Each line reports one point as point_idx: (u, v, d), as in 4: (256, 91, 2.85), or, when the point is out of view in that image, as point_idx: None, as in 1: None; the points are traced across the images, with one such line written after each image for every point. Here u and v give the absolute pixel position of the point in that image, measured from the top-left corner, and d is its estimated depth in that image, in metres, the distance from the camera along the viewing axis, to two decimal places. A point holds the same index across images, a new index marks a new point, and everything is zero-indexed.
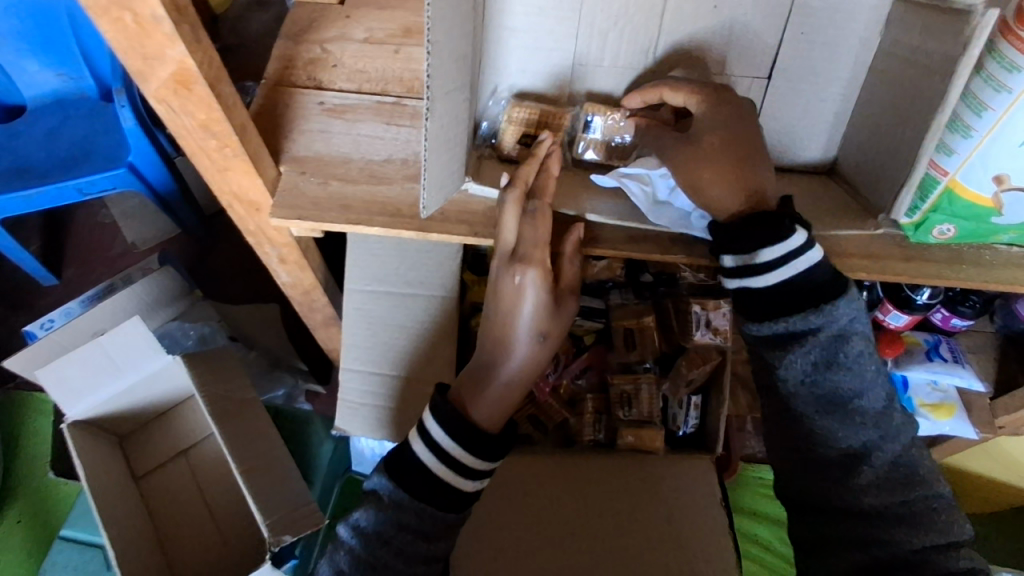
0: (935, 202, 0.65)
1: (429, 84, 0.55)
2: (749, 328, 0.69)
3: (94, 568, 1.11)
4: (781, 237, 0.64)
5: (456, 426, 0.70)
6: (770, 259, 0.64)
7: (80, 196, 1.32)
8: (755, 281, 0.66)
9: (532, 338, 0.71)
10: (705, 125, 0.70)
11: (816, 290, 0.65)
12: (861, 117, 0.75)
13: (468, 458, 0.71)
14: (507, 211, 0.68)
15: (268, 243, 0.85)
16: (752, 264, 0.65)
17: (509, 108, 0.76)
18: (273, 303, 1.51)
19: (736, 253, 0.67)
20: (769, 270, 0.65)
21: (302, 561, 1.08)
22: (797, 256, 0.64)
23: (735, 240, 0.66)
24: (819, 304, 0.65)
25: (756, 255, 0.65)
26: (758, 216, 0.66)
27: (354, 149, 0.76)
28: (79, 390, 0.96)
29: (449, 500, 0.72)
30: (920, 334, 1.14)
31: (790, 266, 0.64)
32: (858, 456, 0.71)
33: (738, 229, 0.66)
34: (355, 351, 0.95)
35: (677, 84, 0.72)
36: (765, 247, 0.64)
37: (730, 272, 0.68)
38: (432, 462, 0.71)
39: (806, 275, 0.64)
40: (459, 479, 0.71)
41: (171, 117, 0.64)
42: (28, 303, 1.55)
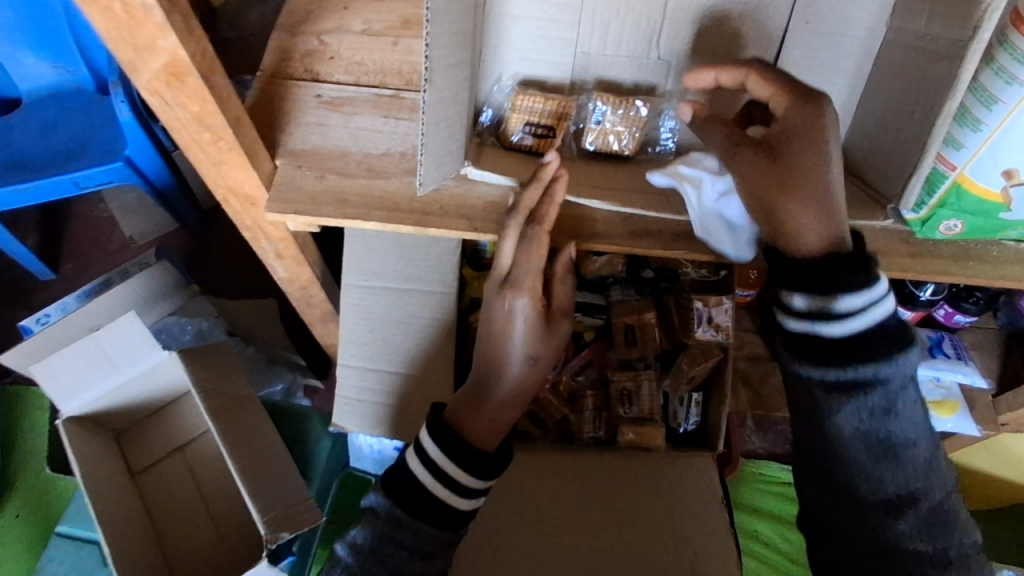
0: (943, 197, 0.64)
1: (428, 55, 0.54)
2: (800, 370, 0.64)
3: (90, 565, 1.10)
4: (863, 286, 0.59)
5: (451, 443, 0.71)
6: (849, 309, 0.60)
7: (76, 190, 1.30)
8: (826, 327, 0.61)
9: (524, 362, 0.72)
10: (785, 127, 0.62)
11: (887, 342, 0.61)
12: (867, 110, 0.74)
13: (466, 478, 0.71)
14: (506, 236, 0.67)
15: (264, 238, 0.83)
16: (828, 309, 0.60)
17: (513, 95, 0.72)
18: (271, 298, 1.50)
19: (807, 295, 0.61)
20: (847, 318, 0.60)
21: (299, 557, 1.07)
22: (873, 310, 0.60)
23: (809, 282, 0.61)
24: (889, 355, 0.61)
25: (835, 303, 0.60)
26: (838, 260, 0.60)
27: (352, 142, 0.75)
28: (76, 386, 0.96)
29: (445, 519, 0.72)
30: (923, 331, 1.12)
31: (868, 318, 0.60)
32: (900, 502, 0.65)
33: (812, 273, 0.61)
34: (352, 347, 0.94)
35: (766, 73, 0.63)
36: (846, 293, 0.59)
37: (795, 313, 0.62)
38: (430, 481, 0.71)
39: (879, 327, 0.61)
40: (455, 499, 0.71)
41: (164, 110, 0.63)
42: (25, 297, 1.54)
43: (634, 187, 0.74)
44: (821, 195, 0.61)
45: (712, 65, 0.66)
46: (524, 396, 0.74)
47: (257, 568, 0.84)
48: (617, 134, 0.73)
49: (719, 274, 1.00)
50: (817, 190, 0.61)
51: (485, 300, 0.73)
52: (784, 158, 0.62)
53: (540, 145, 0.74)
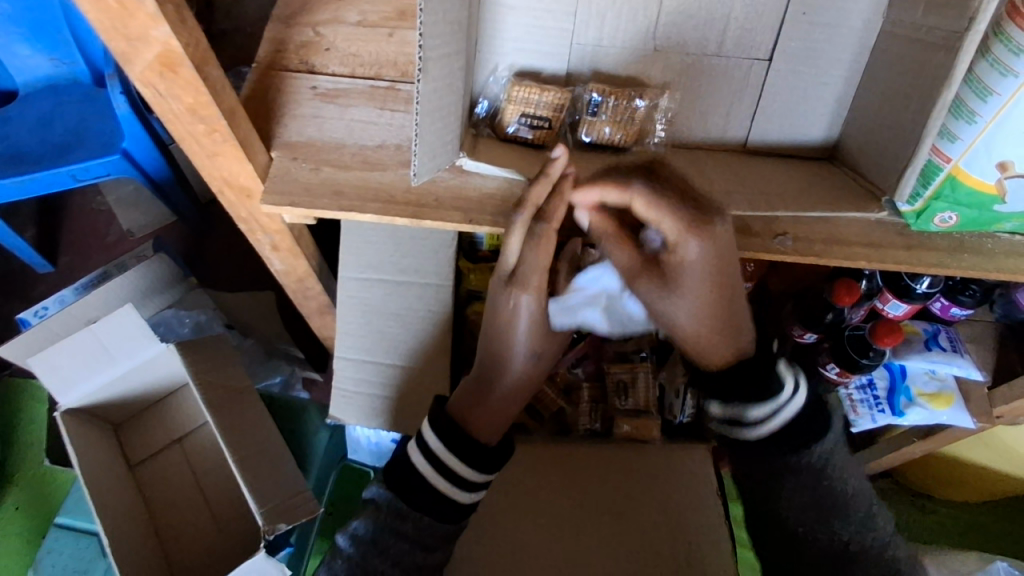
0: (938, 188, 0.64)
1: (422, 45, 0.54)
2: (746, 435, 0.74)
3: (89, 555, 1.10)
4: (766, 399, 0.69)
5: (454, 437, 0.71)
6: (758, 416, 0.71)
7: (73, 182, 1.30)
8: (742, 429, 0.73)
9: (528, 357, 0.75)
10: (682, 266, 0.64)
11: (796, 427, 0.73)
12: (863, 102, 0.73)
13: (467, 471, 0.71)
14: (513, 230, 0.66)
15: (260, 230, 0.83)
16: (743, 420, 0.71)
17: (509, 86, 0.72)
18: (268, 291, 1.50)
19: (723, 404, 0.72)
20: (760, 423, 0.71)
21: (297, 548, 1.08)
22: (783, 408, 0.71)
23: (720, 395, 0.72)
24: (801, 435, 0.74)
25: (745, 413, 0.71)
26: (743, 370, 0.69)
27: (347, 134, 0.75)
28: (73, 379, 0.96)
29: (447, 512, 0.72)
30: (919, 323, 1.14)
31: (778, 418, 0.71)
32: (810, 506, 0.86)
33: (724, 389, 0.70)
34: (349, 340, 0.94)
35: (651, 205, 0.62)
36: (754, 406, 0.70)
37: (716, 416, 0.74)
38: (430, 473, 0.71)
39: (791, 418, 0.72)
40: (457, 492, 0.71)
41: (159, 101, 0.63)
42: (23, 290, 1.54)
43: (631, 179, 0.71)
44: (715, 324, 0.67)
45: (595, 185, 0.66)
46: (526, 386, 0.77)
47: (256, 559, 0.83)
48: (614, 126, 0.73)
49: None
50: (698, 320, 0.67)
51: (490, 293, 0.75)
52: (670, 287, 0.65)
53: (536, 136, 0.75)
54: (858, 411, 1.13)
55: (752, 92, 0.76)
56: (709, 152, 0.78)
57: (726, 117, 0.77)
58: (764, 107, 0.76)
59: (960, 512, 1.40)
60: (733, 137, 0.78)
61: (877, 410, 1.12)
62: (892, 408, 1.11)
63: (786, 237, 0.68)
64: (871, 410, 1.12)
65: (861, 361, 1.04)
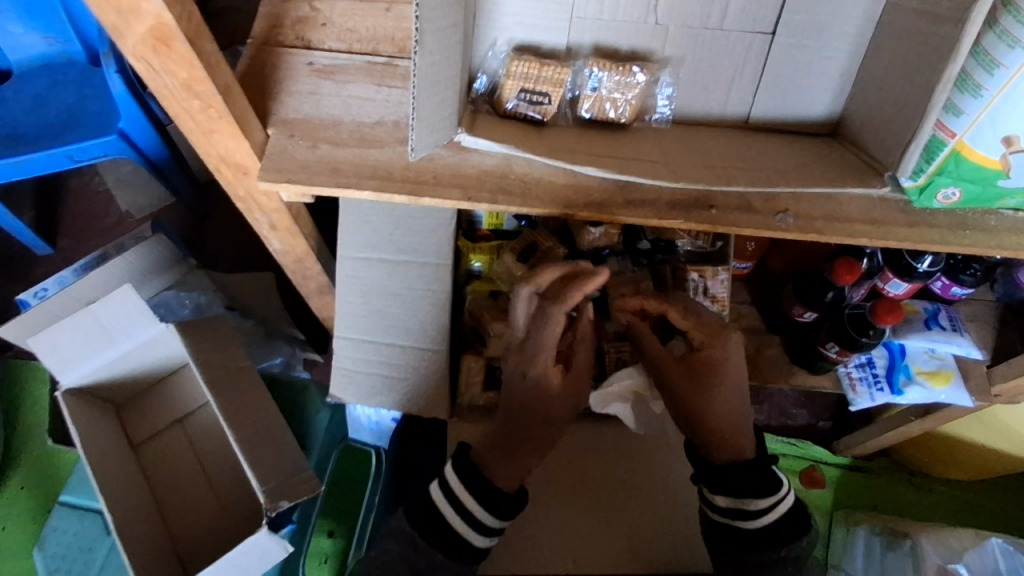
0: (940, 164, 0.63)
1: (419, 16, 0.53)
2: (746, 524, 0.81)
3: (93, 534, 1.12)
4: (771, 492, 0.81)
5: (480, 485, 0.77)
6: (760, 506, 0.80)
7: (71, 162, 1.29)
8: (745, 520, 0.81)
9: (548, 421, 0.81)
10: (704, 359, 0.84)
11: (786, 524, 0.83)
12: (868, 77, 0.72)
13: (483, 515, 0.76)
14: (522, 302, 0.79)
15: (258, 209, 0.83)
16: (746, 510, 0.81)
17: (508, 61, 0.71)
18: (268, 272, 1.50)
19: (729, 495, 0.81)
20: (759, 516, 0.81)
21: (298, 527, 1.08)
22: (779, 504, 0.81)
23: (730, 488, 0.81)
24: (791, 535, 0.83)
25: (751, 502, 0.80)
26: (748, 465, 0.81)
27: (344, 111, 0.74)
28: (75, 358, 0.96)
29: (462, 552, 0.77)
30: (919, 302, 1.13)
31: (776, 511, 0.81)
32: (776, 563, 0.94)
33: (734, 484, 0.80)
34: (348, 319, 0.94)
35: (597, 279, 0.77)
36: (759, 498, 0.80)
37: (720, 508, 0.82)
38: (446, 509, 0.77)
39: (782, 517, 0.82)
40: (471, 533, 0.77)
41: (152, 77, 0.62)
42: (23, 271, 1.54)
43: (636, 155, 0.70)
44: (731, 409, 0.83)
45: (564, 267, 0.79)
46: (542, 439, 0.81)
47: (258, 535, 0.84)
48: (614, 102, 0.72)
49: (715, 245, 1.01)
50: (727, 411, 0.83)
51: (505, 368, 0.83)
52: (705, 375, 0.83)
53: (536, 113, 0.72)
54: (857, 389, 1.14)
55: (754, 66, 0.75)
56: (709, 127, 0.77)
57: (728, 93, 0.76)
58: (766, 83, 0.75)
59: (959, 489, 1.42)
60: (736, 113, 0.77)
61: (876, 389, 1.12)
62: (891, 386, 1.11)
63: (787, 214, 0.68)
64: (869, 388, 1.13)
65: (862, 340, 1.04)
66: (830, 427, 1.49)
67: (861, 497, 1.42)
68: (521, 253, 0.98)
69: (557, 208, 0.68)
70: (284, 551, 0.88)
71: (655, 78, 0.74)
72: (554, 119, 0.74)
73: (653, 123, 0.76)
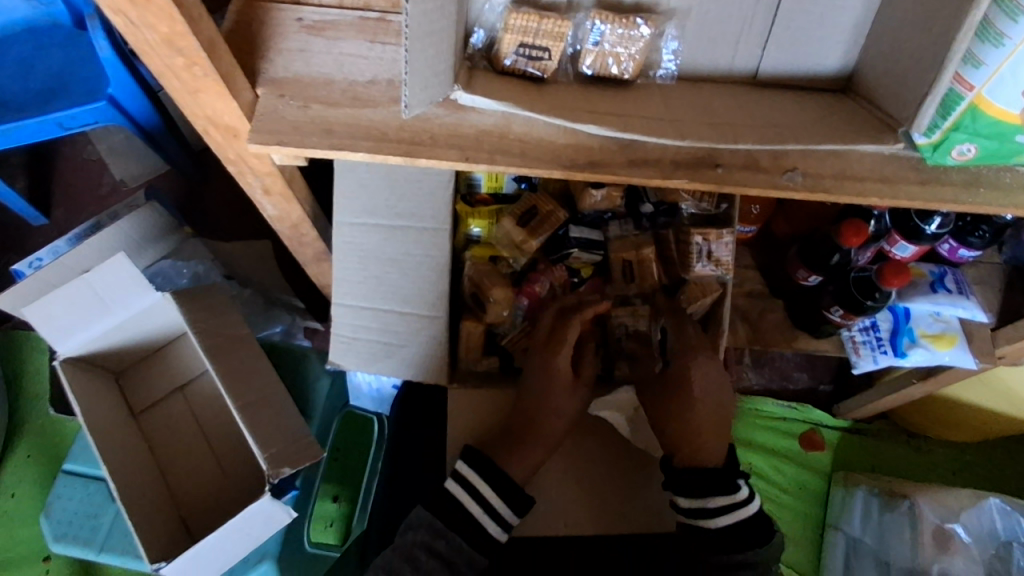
0: (957, 119, 0.60)
1: None
2: (706, 523, 0.86)
3: (99, 500, 1.13)
4: (729, 492, 0.86)
5: (492, 474, 0.87)
6: (717, 506, 0.85)
7: (60, 130, 1.26)
8: (706, 520, 0.86)
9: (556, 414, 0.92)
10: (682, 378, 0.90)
11: (750, 528, 0.86)
12: (884, 28, 0.69)
13: (499, 504, 0.87)
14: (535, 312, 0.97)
15: (251, 173, 0.81)
16: (706, 508, 0.86)
17: (506, 13, 0.67)
18: (265, 240, 1.48)
19: (688, 496, 0.87)
20: (717, 516, 0.85)
21: (303, 492, 1.10)
22: (739, 507, 0.86)
23: (687, 488, 0.87)
24: (753, 541, 0.85)
25: (707, 501, 0.86)
26: (707, 470, 0.87)
27: (336, 69, 0.71)
28: (71, 328, 0.95)
29: (482, 541, 0.86)
30: (925, 265, 1.12)
31: (735, 513, 0.85)
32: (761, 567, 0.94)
33: (691, 483, 0.86)
34: (346, 285, 0.92)
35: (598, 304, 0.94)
36: (715, 497, 0.86)
37: (684, 510, 0.87)
38: (464, 497, 0.86)
39: (744, 520, 0.86)
40: (487, 520, 0.86)
41: (132, 31, 0.60)
42: (18, 241, 1.52)
43: (640, 112, 0.67)
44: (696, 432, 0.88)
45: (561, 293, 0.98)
46: (547, 440, 0.91)
47: (262, 501, 0.85)
48: (616, 57, 0.69)
49: (719, 207, 0.99)
50: (701, 419, 0.89)
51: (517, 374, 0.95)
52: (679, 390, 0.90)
53: (535, 69, 0.69)
54: (860, 353, 1.13)
55: (764, 17, 0.71)
56: (716, 84, 0.74)
57: (736, 47, 0.73)
58: (775, 36, 0.72)
59: (958, 451, 1.42)
60: (744, 69, 0.74)
61: (880, 351, 1.11)
62: (894, 348, 1.10)
63: (795, 171, 0.66)
64: (872, 351, 1.12)
65: (867, 302, 1.02)
66: (831, 391, 1.49)
67: (860, 458, 1.41)
68: (521, 217, 0.97)
69: (557, 168, 0.66)
70: (288, 514, 0.88)
71: (661, 31, 0.71)
72: (554, 76, 0.71)
73: (657, 79, 0.73)
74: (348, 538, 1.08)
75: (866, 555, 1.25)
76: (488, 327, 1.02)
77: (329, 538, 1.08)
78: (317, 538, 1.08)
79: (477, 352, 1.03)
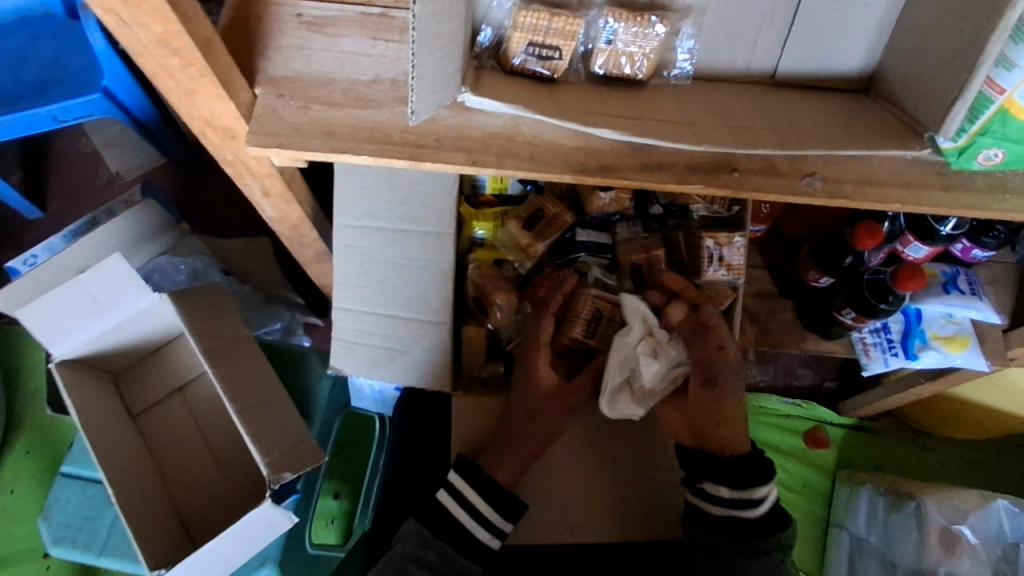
0: (986, 123, 0.58)
1: None
2: (750, 512, 0.83)
3: (98, 502, 1.11)
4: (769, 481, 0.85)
5: (484, 484, 0.86)
6: (762, 495, 0.83)
7: (55, 123, 1.23)
8: (750, 509, 0.83)
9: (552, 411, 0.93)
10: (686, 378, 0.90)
11: (780, 517, 0.86)
12: (910, 25, 0.66)
13: (487, 510, 0.86)
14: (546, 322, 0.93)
15: (248, 174, 0.78)
16: (751, 498, 0.83)
17: (515, 10, 0.64)
18: (264, 236, 1.45)
19: (734, 487, 0.83)
20: (761, 504, 0.83)
21: (303, 495, 1.10)
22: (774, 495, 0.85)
23: (734, 479, 0.84)
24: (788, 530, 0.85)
25: (755, 490, 0.83)
26: (747, 461, 0.85)
27: (337, 68, 0.68)
28: (66, 330, 0.93)
29: (472, 548, 0.85)
30: (937, 265, 1.09)
31: (771, 501, 0.85)
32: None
33: (736, 472, 0.84)
34: (346, 289, 0.90)
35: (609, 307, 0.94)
36: (761, 486, 0.83)
37: (725, 501, 0.83)
38: (452, 505, 0.86)
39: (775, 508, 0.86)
40: (477, 527, 0.85)
41: (124, 31, 0.57)
42: (13, 236, 1.49)
43: (654, 114, 0.65)
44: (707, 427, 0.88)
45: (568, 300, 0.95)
46: (534, 447, 0.91)
47: (263, 508, 0.83)
48: (630, 56, 0.66)
49: (731, 210, 0.96)
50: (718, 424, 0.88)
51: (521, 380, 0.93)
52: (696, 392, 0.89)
53: (545, 69, 0.67)
54: (870, 354, 1.11)
55: (783, 15, 0.68)
56: (731, 83, 0.72)
57: (755, 45, 0.70)
58: (795, 34, 0.69)
59: (959, 448, 1.40)
60: (762, 69, 0.71)
61: (890, 353, 1.09)
62: (905, 350, 1.08)
63: (815, 177, 0.63)
64: (884, 353, 1.10)
65: (879, 306, 1.00)
66: (836, 388, 1.48)
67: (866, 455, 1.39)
68: (527, 220, 0.94)
69: (567, 172, 0.63)
70: (289, 520, 0.86)
71: (676, 29, 0.68)
72: (565, 76, 0.69)
73: (672, 79, 0.70)
74: (349, 537, 1.07)
75: (872, 555, 1.23)
76: (493, 332, 1.00)
77: (331, 539, 1.07)
78: (318, 540, 1.07)
79: (481, 358, 1.01)
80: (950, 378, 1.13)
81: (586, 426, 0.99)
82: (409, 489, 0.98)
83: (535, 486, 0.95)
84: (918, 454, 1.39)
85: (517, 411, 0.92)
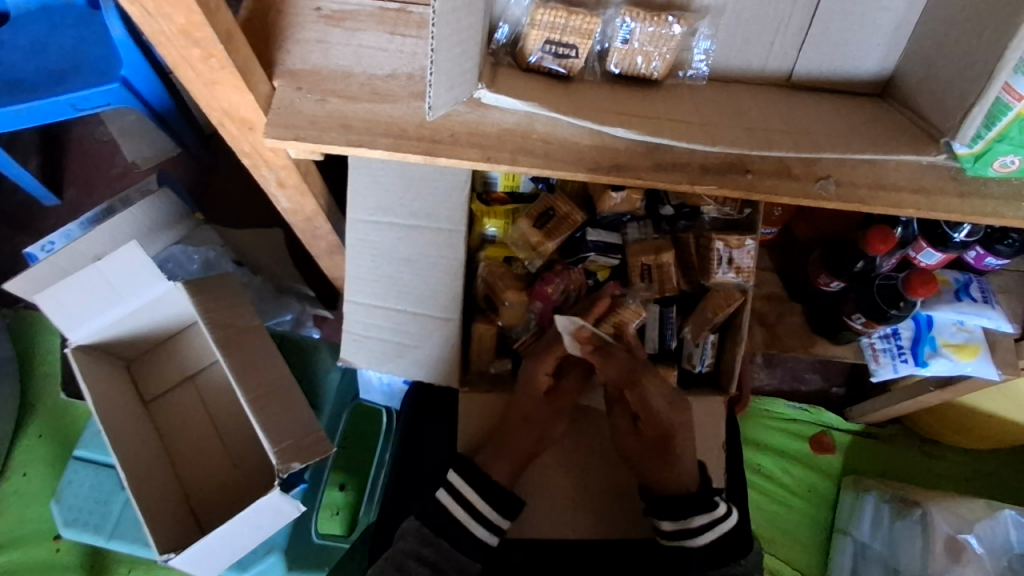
0: (1003, 130, 0.58)
1: None
2: (693, 541, 0.85)
3: (110, 486, 1.13)
4: (707, 509, 0.86)
5: (478, 481, 0.86)
6: (700, 525, 0.85)
7: (73, 112, 1.24)
8: (691, 540, 0.85)
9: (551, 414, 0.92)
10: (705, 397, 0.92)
11: (729, 541, 0.86)
12: (929, 32, 0.66)
13: (485, 508, 0.85)
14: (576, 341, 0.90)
15: (265, 165, 0.79)
16: (687, 527, 0.85)
17: (533, 8, 0.64)
18: (276, 228, 1.46)
19: (672, 520, 0.85)
20: (700, 534, 0.85)
21: (311, 485, 1.11)
22: (718, 523, 0.86)
23: (669, 513, 0.85)
24: (737, 556, 0.85)
25: (691, 521, 0.85)
26: (689, 498, 0.86)
27: (355, 62, 0.68)
28: (83, 316, 0.94)
29: (471, 546, 0.84)
30: (950, 272, 1.08)
31: (715, 530, 0.85)
32: None
33: (670, 503, 0.85)
34: (359, 283, 0.91)
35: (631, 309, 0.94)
36: (698, 515, 0.85)
37: (667, 533, 0.86)
38: (450, 503, 0.85)
39: (725, 535, 0.86)
40: (475, 525, 0.85)
41: (149, 21, 0.59)
42: (31, 222, 1.51)
43: (669, 114, 0.65)
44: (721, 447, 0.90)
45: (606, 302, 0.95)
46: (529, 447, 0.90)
47: (270, 497, 0.84)
48: (646, 55, 0.66)
49: (743, 212, 0.97)
50: None
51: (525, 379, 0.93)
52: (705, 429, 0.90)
53: (561, 66, 0.67)
54: (879, 360, 1.10)
55: (801, 17, 0.69)
56: (747, 84, 0.72)
57: (772, 46, 0.70)
58: (812, 37, 0.69)
59: (968, 458, 1.38)
60: (779, 70, 0.72)
61: (900, 359, 1.08)
62: (915, 356, 1.07)
63: (829, 180, 0.63)
64: (892, 359, 1.09)
65: (890, 311, 0.99)
66: (844, 394, 1.47)
67: (872, 463, 1.38)
68: (537, 219, 0.95)
69: (581, 170, 0.64)
70: (296, 510, 0.88)
71: (693, 29, 0.68)
72: (581, 74, 0.69)
73: (687, 79, 0.70)
74: (354, 529, 1.08)
75: (875, 561, 1.23)
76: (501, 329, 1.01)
77: (336, 529, 1.08)
78: (324, 530, 1.08)
79: (489, 354, 1.01)
80: (958, 387, 1.12)
81: (589, 427, 0.98)
82: (412, 483, 0.98)
83: (538, 486, 0.94)
84: (928, 461, 1.38)
85: (515, 414, 0.91)
